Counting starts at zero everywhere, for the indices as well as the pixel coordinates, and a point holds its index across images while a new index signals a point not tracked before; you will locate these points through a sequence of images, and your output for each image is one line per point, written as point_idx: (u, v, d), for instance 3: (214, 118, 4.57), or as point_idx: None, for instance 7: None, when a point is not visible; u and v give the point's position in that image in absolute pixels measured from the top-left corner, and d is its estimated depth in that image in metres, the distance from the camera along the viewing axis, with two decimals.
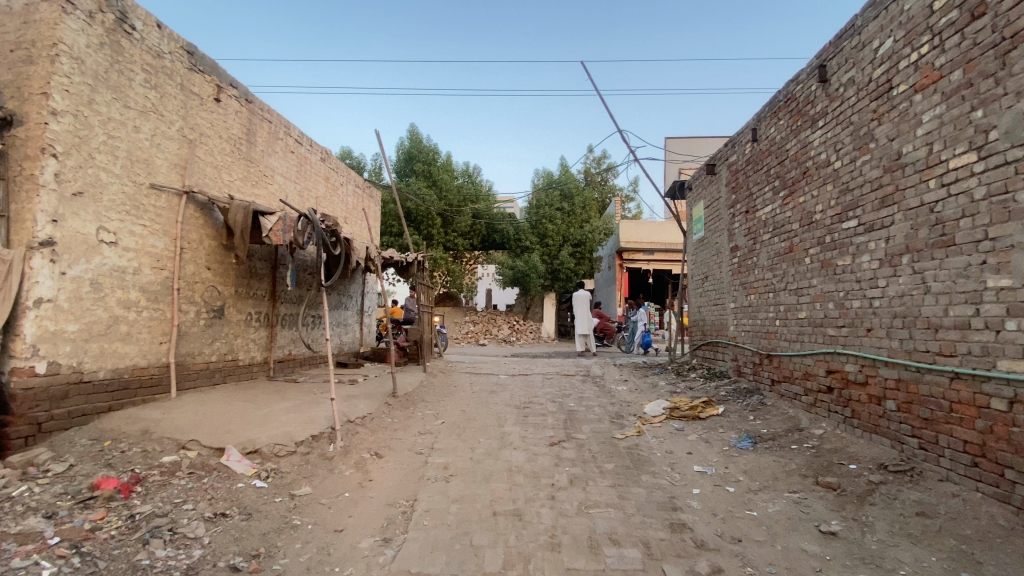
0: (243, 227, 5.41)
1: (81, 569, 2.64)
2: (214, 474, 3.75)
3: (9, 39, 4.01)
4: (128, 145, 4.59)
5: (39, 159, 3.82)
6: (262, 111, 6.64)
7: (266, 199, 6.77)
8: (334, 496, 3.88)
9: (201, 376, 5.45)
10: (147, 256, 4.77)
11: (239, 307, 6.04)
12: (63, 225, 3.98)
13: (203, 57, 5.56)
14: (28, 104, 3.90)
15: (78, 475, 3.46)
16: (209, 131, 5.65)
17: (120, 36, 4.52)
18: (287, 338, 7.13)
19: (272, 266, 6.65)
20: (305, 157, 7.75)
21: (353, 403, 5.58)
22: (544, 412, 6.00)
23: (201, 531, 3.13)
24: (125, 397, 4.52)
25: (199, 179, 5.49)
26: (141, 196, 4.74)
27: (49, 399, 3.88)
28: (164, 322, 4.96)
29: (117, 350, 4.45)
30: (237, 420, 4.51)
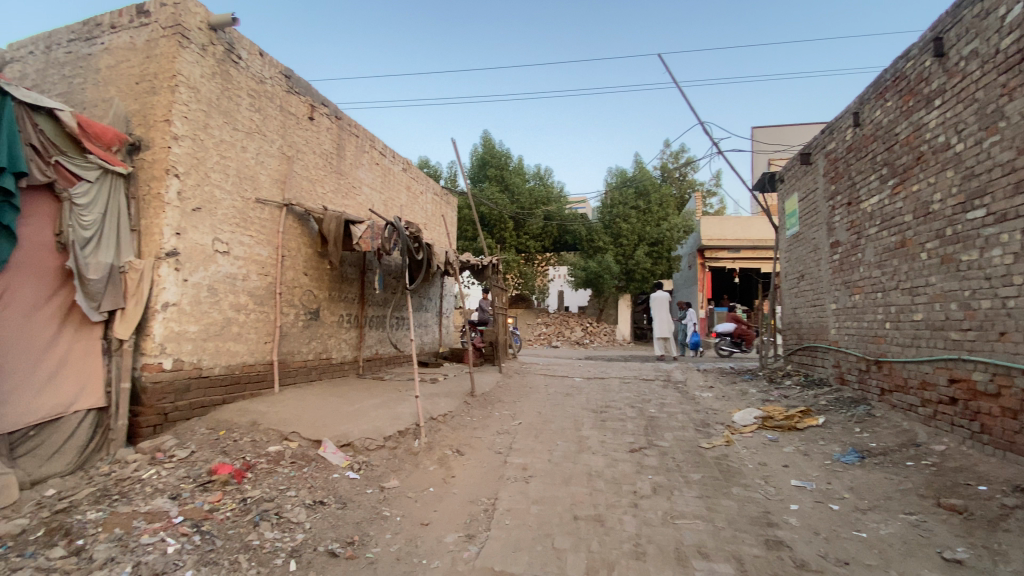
0: (335, 235, 5.74)
1: (201, 546, 2.92)
2: (313, 464, 4.04)
3: (136, 73, 4.59)
4: (237, 164, 5.09)
5: (164, 179, 4.33)
6: (351, 126, 7.09)
7: (355, 209, 7.22)
8: (420, 491, 4.04)
9: (300, 373, 5.91)
10: (254, 264, 5.26)
11: (332, 309, 6.47)
12: (184, 237, 4.49)
13: (298, 79, 6.04)
14: (153, 130, 4.43)
15: (199, 460, 3.87)
16: (305, 148, 6.13)
17: (229, 65, 5.03)
18: (374, 338, 7.54)
19: (360, 271, 7.08)
20: (389, 168, 8.17)
21: (436, 401, 5.78)
22: (623, 417, 5.85)
23: (302, 517, 3.38)
24: (237, 391, 5.01)
25: (297, 192, 5.97)
26: (249, 210, 5.23)
27: (174, 391, 4.39)
28: (269, 323, 5.44)
29: (230, 349, 4.94)
30: (332, 414, 4.83)
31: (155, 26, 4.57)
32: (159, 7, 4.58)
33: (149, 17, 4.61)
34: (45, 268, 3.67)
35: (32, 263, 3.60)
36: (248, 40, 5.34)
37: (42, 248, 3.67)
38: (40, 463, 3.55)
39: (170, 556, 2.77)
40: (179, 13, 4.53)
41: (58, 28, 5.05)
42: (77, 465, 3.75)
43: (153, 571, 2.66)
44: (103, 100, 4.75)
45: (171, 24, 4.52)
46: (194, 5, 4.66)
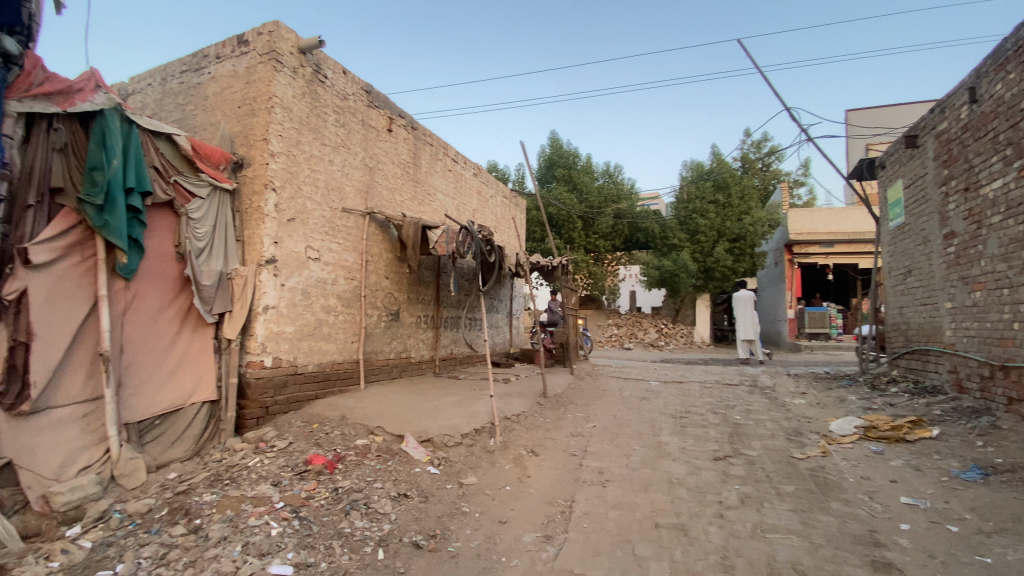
0: (414, 240, 6.00)
1: (299, 530, 3.16)
2: (396, 457, 4.25)
3: (238, 98, 5.06)
4: (325, 176, 5.47)
5: (263, 193, 4.75)
6: (425, 136, 7.37)
7: (430, 215, 7.49)
8: (497, 489, 4.12)
9: (383, 371, 6.22)
10: (342, 269, 5.62)
11: (410, 311, 6.76)
12: (281, 245, 4.89)
13: (378, 94, 6.37)
14: (253, 149, 4.87)
15: (296, 451, 4.19)
16: (384, 158, 6.46)
17: (316, 85, 5.42)
18: (449, 339, 7.77)
19: (436, 273, 7.33)
20: (460, 173, 8.40)
21: (509, 401, 5.86)
22: (705, 423, 5.60)
23: (388, 508, 3.56)
24: (328, 387, 5.38)
25: (378, 201, 6.30)
26: (336, 219, 5.60)
27: (274, 386, 4.79)
28: (355, 324, 5.79)
29: (322, 348, 5.31)
30: (414, 411, 5.05)
31: (253, 54, 5.03)
32: (257, 36, 5.04)
33: (248, 45, 5.08)
34: (168, 276, 4.13)
35: (158, 272, 4.05)
36: (334, 61, 5.71)
37: (165, 258, 4.12)
38: (165, 448, 4.02)
39: (273, 538, 3.01)
40: (274, 41, 4.96)
41: (172, 61, 5.70)
42: (194, 452, 4.20)
43: (260, 550, 2.90)
44: (209, 123, 5.30)
45: (267, 50, 4.94)
46: (287, 32, 5.07)
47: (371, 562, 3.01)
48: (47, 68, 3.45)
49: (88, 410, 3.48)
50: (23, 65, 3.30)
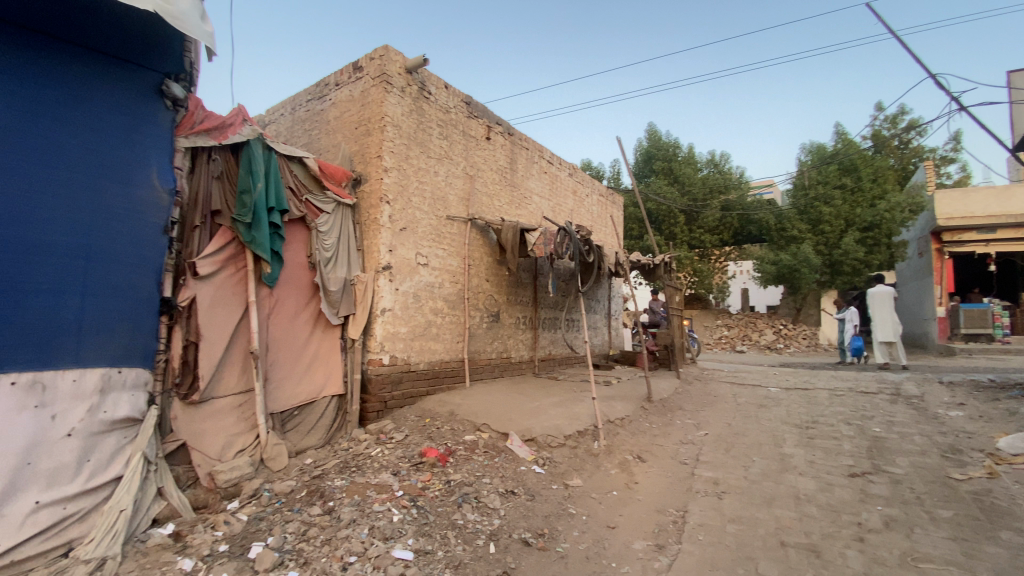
0: (513, 244, 6.11)
1: (417, 518, 3.37)
2: (503, 455, 4.38)
3: (355, 120, 5.55)
4: (431, 187, 5.80)
5: (378, 206, 5.16)
6: (522, 140, 7.50)
7: (527, 218, 7.61)
8: (603, 493, 4.07)
9: (485, 370, 6.44)
10: (447, 273, 5.92)
11: (510, 312, 6.93)
12: (395, 253, 5.28)
13: (477, 104, 6.61)
14: (369, 165, 5.31)
15: (412, 443, 4.49)
16: (484, 166, 6.69)
17: (422, 102, 5.77)
18: (548, 340, 7.82)
19: (533, 275, 7.42)
20: (556, 175, 8.43)
21: (612, 403, 5.75)
22: (836, 435, 5.04)
23: (498, 504, 3.67)
24: (437, 384, 5.70)
25: (479, 207, 6.53)
26: (442, 226, 5.91)
27: (391, 382, 5.18)
28: (460, 325, 6.06)
29: (431, 347, 5.64)
30: (517, 410, 5.15)
31: (367, 78, 5.48)
32: (369, 62, 5.48)
33: (362, 71, 5.54)
34: (303, 283, 4.64)
35: (294, 279, 4.57)
36: (437, 77, 6.03)
37: (300, 267, 4.63)
38: (302, 436, 4.52)
39: (395, 524, 3.25)
40: (384, 64, 5.35)
41: (300, 92, 6.40)
42: (326, 440, 4.68)
43: (384, 534, 3.14)
44: (332, 145, 5.87)
45: (378, 73, 5.35)
46: (395, 54, 5.45)
47: (484, 555, 3.12)
48: (203, 107, 3.93)
49: (242, 400, 4.03)
50: (187, 107, 3.78)
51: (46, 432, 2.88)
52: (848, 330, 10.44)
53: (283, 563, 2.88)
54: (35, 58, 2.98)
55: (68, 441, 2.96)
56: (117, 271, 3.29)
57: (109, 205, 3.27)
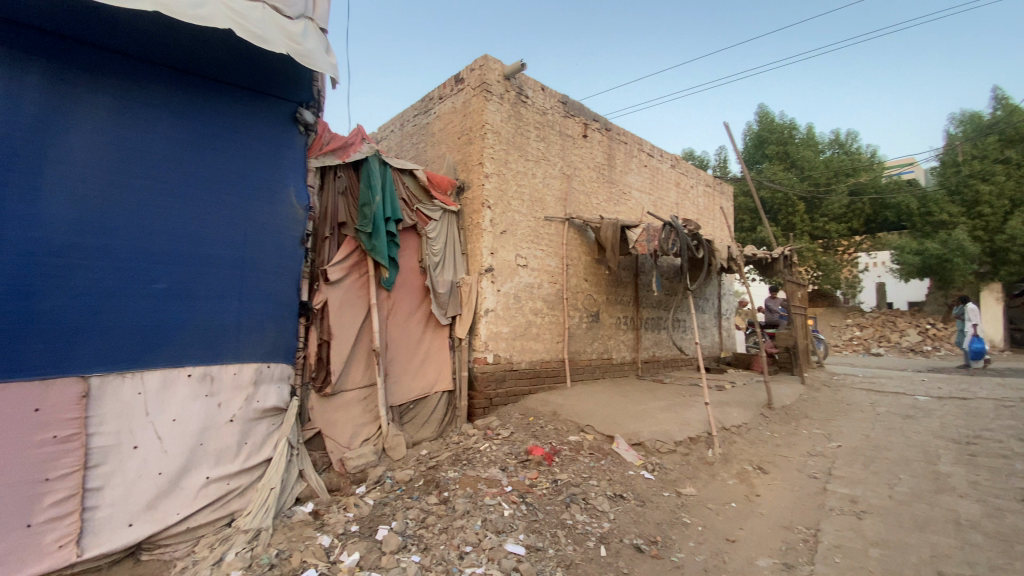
0: (613, 242, 5.97)
1: (527, 514, 3.44)
2: (609, 458, 4.32)
3: (458, 130, 5.81)
4: (530, 189, 5.88)
5: (481, 211, 5.35)
6: (620, 135, 7.32)
7: (627, 214, 7.41)
8: (720, 504, 3.84)
9: (587, 371, 6.39)
10: (546, 274, 5.97)
11: (611, 311, 6.80)
12: (497, 255, 5.44)
13: (573, 102, 6.57)
14: (471, 173, 5.53)
15: (518, 440, 4.60)
16: (581, 164, 6.63)
17: (520, 106, 5.87)
18: (652, 340, 7.55)
19: (635, 273, 7.20)
20: (657, 168, 8.10)
21: (726, 409, 5.37)
22: (1008, 454, 4.26)
23: (607, 507, 3.62)
24: (539, 383, 5.78)
25: (576, 206, 6.50)
26: (540, 228, 5.98)
27: (495, 380, 5.35)
28: (560, 326, 6.08)
29: (532, 347, 5.73)
30: (621, 413, 5.04)
31: (468, 89, 5.70)
32: (470, 73, 5.69)
33: (464, 83, 5.78)
34: (415, 286, 4.97)
35: (408, 283, 4.91)
36: (533, 80, 6.10)
37: (413, 271, 4.95)
38: (417, 428, 4.84)
39: (507, 518, 3.35)
40: (484, 73, 5.51)
41: (408, 108, 6.85)
42: (438, 433, 4.97)
43: (497, 527, 3.25)
44: (437, 156, 6.20)
45: (479, 84, 5.53)
46: (494, 63, 5.60)
47: (595, 557, 3.10)
48: (329, 129, 4.38)
49: (366, 393, 4.41)
50: (316, 131, 4.23)
51: (214, 417, 3.38)
52: (968, 330, 9.46)
53: (406, 547, 3.10)
54: (202, 99, 3.47)
55: (231, 425, 3.44)
56: (266, 279, 3.76)
57: (259, 222, 3.73)
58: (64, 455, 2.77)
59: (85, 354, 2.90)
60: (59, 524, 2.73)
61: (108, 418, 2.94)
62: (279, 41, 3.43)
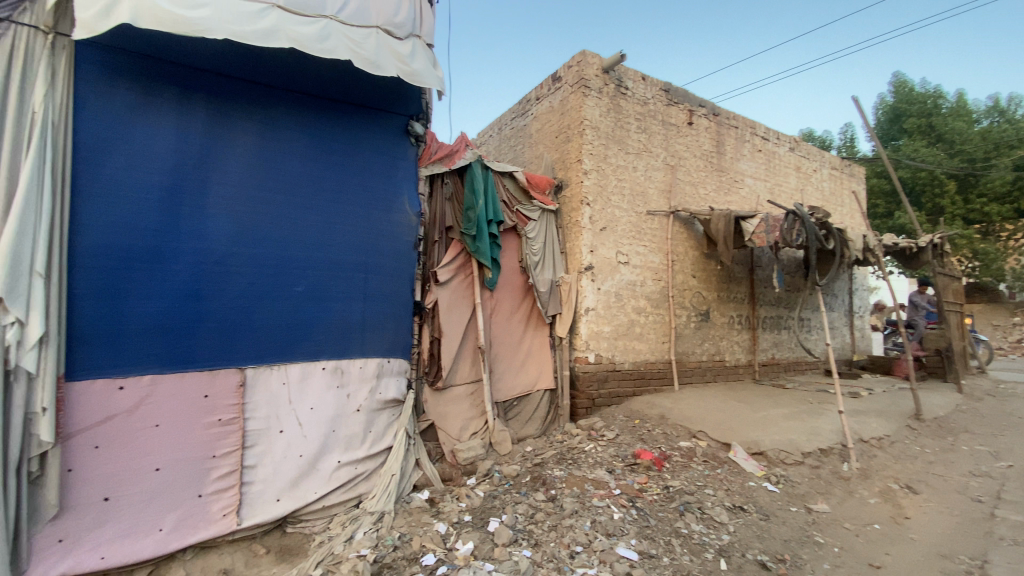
0: (726, 235, 5.54)
1: (639, 519, 3.34)
2: (726, 466, 4.06)
3: (556, 129, 5.80)
4: (631, 183, 5.70)
5: (580, 208, 5.29)
6: (729, 120, 6.82)
7: (739, 204, 6.89)
8: (860, 525, 3.43)
9: (696, 373, 6.05)
10: (649, 270, 5.75)
11: (722, 310, 6.36)
12: (597, 253, 5.33)
13: (677, 89, 6.24)
14: (569, 171, 5.49)
15: (624, 443, 4.48)
16: (686, 153, 6.28)
17: (619, 98, 5.69)
18: (770, 341, 6.94)
19: (749, 268, 6.67)
20: (773, 152, 7.43)
21: (863, 419, 4.77)
22: None
23: (725, 518, 3.39)
24: (644, 385, 5.57)
25: (682, 198, 6.18)
26: (643, 223, 5.77)
27: (597, 381, 5.24)
28: (666, 325, 5.82)
29: (636, 347, 5.54)
30: (738, 419, 4.70)
31: (566, 86, 5.66)
32: (568, 70, 5.65)
33: (561, 80, 5.76)
34: (517, 285, 5.06)
35: (510, 282, 5.01)
36: (633, 70, 5.88)
37: (513, 270, 5.04)
38: (522, 425, 4.93)
39: (617, 522, 3.27)
40: (582, 69, 5.43)
41: (506, 112, 6.99)
42: (542, 431, 5.01)
43: (607, 530, 3.18)
44: (535, 156, 6.24)
45: (577, 80, 5.46)
46: (592, 57, 5.49)
47: (714, 570, 2.91)
48: (436, 139, 4.62)
49: (473, 389, 4.59)
50: (425, 141, 4.50)
51: (344, 407, 3.70)
52: None
53: (517, 541, 3.16)
54: (328, 119, 3.81)
55: (357, 415, 3.75)
56: (384, 281, 4.04)
57: (379, 229, 4.02)
58: (225, 436, 3.21)
59: (241, 349, 3.33)
60: (222, 495, 3.17)
61: (260, 405, 3.36)
62: (390, 65, 3.65)
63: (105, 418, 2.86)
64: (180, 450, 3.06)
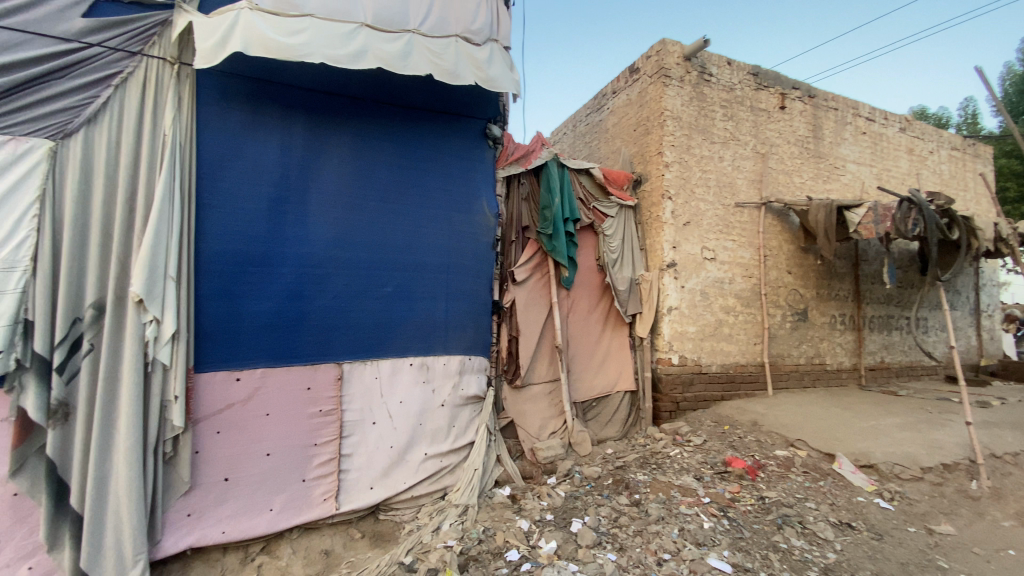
0: (826, 226, 5.09)
1: (731, 530, 3.16)
2: (830, 479, 3.74)
3: (635, 122, 5.63)
4: (717, 175, 5.41)
5: (661, 203, 5.09)
6: (827, 101, 6.26)
7: (840, 192, 6.31)
8: (994, 551, 3.00)
9: (792, 377, 5.62)
10: (738, 267, 5.42)
11: (822, 309, 5.86)
12: (680, 249, 5.11)
13: (767, 72, 5.83)
14: (649, 164, 5.31)
15: (712, 450, 4.27)
16: (779, 140, 5.85)
17: (703, 86, 5.41)
18: (878, 344, 6.30)
19: (853, 263, 6.10)
20: (880, 133, 6.73)
21: (998, 432, 4.17)
22: None
23: (830, 535, 3.12)
24: (734, 389, 5.27)
25: (774, 188, 5.76)
26: (730, 216, 5.45)
27: (682, 383, 5.00)
28: (758, 325, 5.46)
29: (724, 349, 5.25)
30: (842, 428, 4.30)
31: (645, 77, 5.48)
32: (647, 61, 5.47)
33: (640, 72, 5.59)
34: (595, 284, 4.98)
35: (587, 281, 4.95)
36: (718, 55, 5.58)
37: (591, 269, 4.97)
38: (602, 427, 4.86)
39: (707, 531, 3.13)
40: (663, 58, 5.23)
41: (581, 108, 6.92)
42: (623, 433, 4.91)
43: (696, 539, 3.05)
44: (613, 151, 6.10)
45: (657, 70, 5.26)
46: (673, 45, 5.27)
47: None
48: (512, 140, 4.67)
49: (552, 388, 4.59)
50: (502, 143, 4.55)
51: (430, 402, 3.84)
52: None
53: (601, 543, 3.11)
54: (413, 126, 3.97)
55: (442, 409, 3.88)
56: (465, 281, 4.14)
57: (460, 230, 4.13)
58: (325, 426, 3.45)
59: (338, 346, 3.56)
60: (323, 481, 3.41)
61: (355, 398, 3.57)
62: (467, 73, 3.72)
63: (225, 406, 3.17)
64: (287, 437, 3.33)
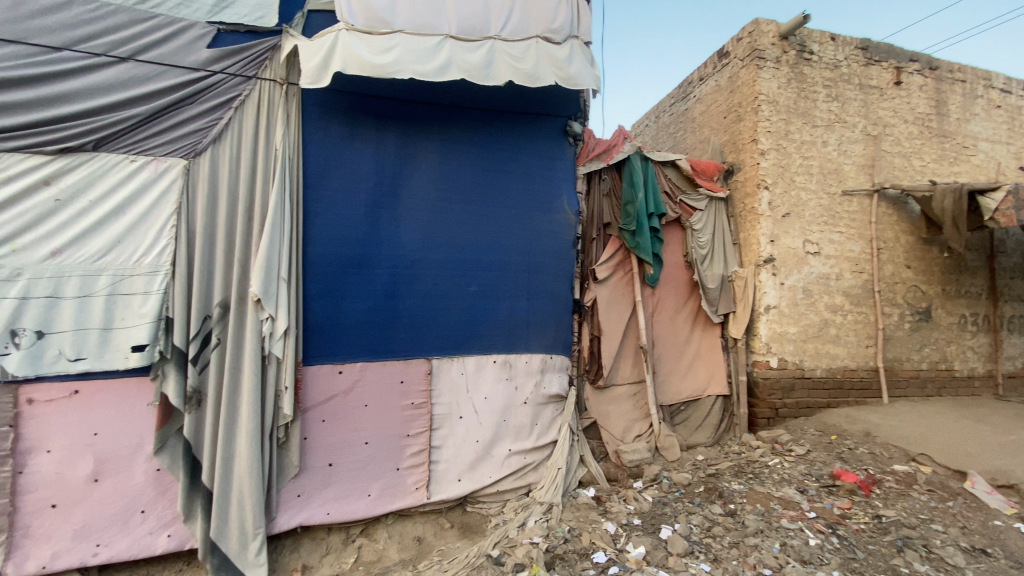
0: (954, 215, 4.50)
1: (841, 549, 2.90)
2: (960, 499, 3.31)
3: (725, 108, 5.32)
4: (820, 161, 4.97)
5: (756, 193, 4.76)
6: (954, 72, 5.53)
7: (970, 175, 5.56)
8: None
9: (912, 385, 5.04)
10: (847, 261, 4.95)
11: (948, 308, 5.20)
12: (778, 243, 4.76)
13: (878, 44, 5.26)
14: (742, 153, 4.98)
15: (818, 461, 3.94)
16: (894, 119, 5.26)
17: (802, 65, 4.99)
18: (1020, 348, 5.48)
19: (988, 255, 5.34)
20: (1020, 105, 5.83)
21: None
22: None
23: (962, 562, 2.76)
24: (842, 396, 4.82)
25: (888, 173, 5.19)
26: (836, 205, 4.99)
27: (782, 388, 4.67)
28: (870, 326, 4.95)
29: (831, 351, 4.82)
30: (977, 442, 3.80)
31: (736, 61, 5.15)
32: (738, 44, 5.15)
33: (730, 55, 5.27)
34: (682, 282, 4.78)
35: (674, 279, 4.76)
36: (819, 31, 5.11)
37: (678, 267, 4.78)
38: (691, 431, 4.66)
39: (813, 549, 2.89)
40: (756, 38, 4.89)
41: (665, 98, 6.67)
42: (714, 439, 4.67)
43: (802, 556, 2.83)
44: (700, 141, 5.81)
45: (749, 52, 4.93)
46: (768, 24, 4.91)
47: None
48: (594, 136, 4.59)
49: (636, 389, 4.48)
50: (583, 139, 4.49)
51: (513, 398, 3.90)
52: None
53: (693, 552, 2.99)
54: (496, 127, 4.03)
55: (525, 407, 3.92)
56: (547, 279, 4.14)
57: (542, 228, 4.14)
58: (417, 418, 3.61)
59: (428, 342, 3.71)
60: (415, 471, 3.58)
61: (443, 393, 3.70)
62: (548, 73, 3.71)
63: (329, 397, 3.42)
64: (383, 428, 3.53)
